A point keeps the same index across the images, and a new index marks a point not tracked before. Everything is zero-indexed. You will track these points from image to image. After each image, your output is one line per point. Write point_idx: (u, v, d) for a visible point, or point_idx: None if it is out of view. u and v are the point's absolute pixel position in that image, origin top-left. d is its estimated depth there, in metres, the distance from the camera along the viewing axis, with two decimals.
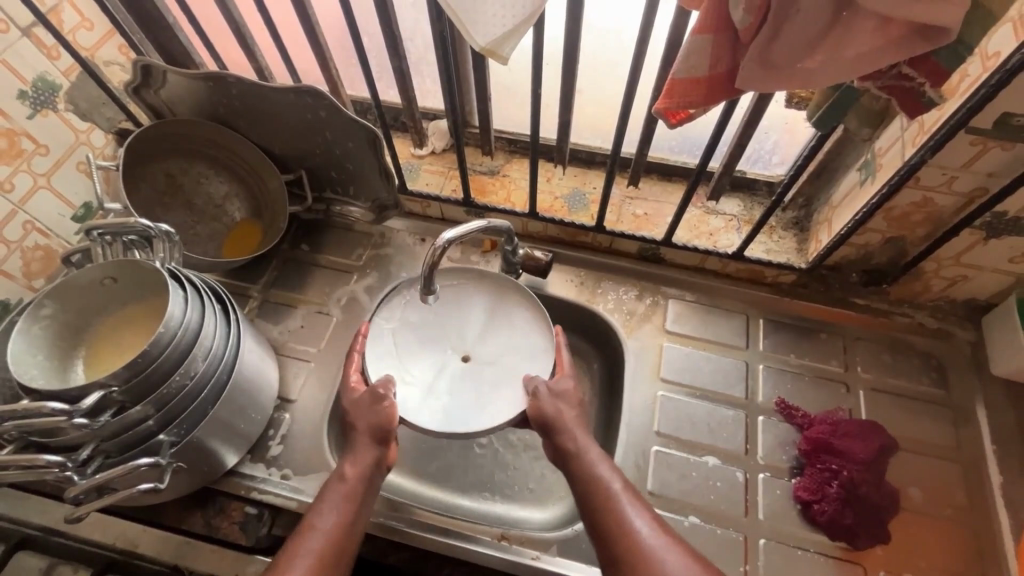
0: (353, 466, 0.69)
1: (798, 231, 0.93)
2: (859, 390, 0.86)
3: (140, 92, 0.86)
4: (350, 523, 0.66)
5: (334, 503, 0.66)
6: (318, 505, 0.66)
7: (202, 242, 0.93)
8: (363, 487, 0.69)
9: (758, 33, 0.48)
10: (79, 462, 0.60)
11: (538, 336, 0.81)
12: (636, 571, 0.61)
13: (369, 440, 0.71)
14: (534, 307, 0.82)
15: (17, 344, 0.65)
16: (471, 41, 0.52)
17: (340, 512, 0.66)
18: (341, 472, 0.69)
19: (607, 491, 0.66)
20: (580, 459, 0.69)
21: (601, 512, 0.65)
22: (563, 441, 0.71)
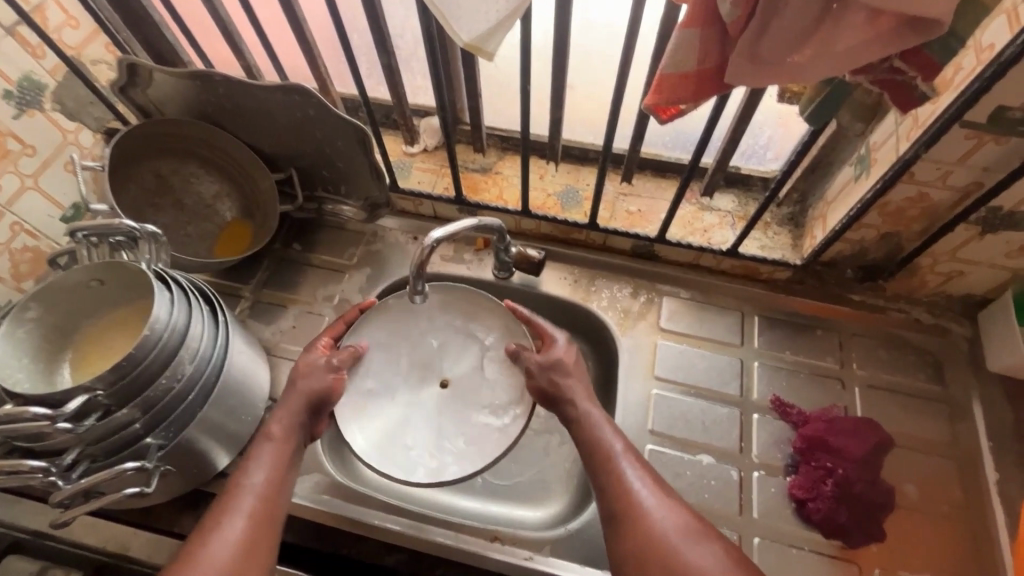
0: (279, 424, 0.70)
1: (793, 227, 0.92)
2: (854, 386, 0.85)
3: (127, 91, 0.85)
4: (278, 479, 0.66)
5: (264, 462, 0.66)
6: (245, 465, 0.66)
7: (193, 242, 0.92)
8: (293, 447, 0.69)
9: (746, 27, 0.47)
10: (64, 466, 0.59)
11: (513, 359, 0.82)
12: (631, 522, 0.62)
13: (297, 401, 0.72)
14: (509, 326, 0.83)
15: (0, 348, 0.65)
16: (455, 37, 0.51)
17: (270, 470, 0.66)
18: (268, 431, 0.69)
19: (605, 443, 0.68)
20: (581, 417, 0.71)
21: (597, 465, 0.67)
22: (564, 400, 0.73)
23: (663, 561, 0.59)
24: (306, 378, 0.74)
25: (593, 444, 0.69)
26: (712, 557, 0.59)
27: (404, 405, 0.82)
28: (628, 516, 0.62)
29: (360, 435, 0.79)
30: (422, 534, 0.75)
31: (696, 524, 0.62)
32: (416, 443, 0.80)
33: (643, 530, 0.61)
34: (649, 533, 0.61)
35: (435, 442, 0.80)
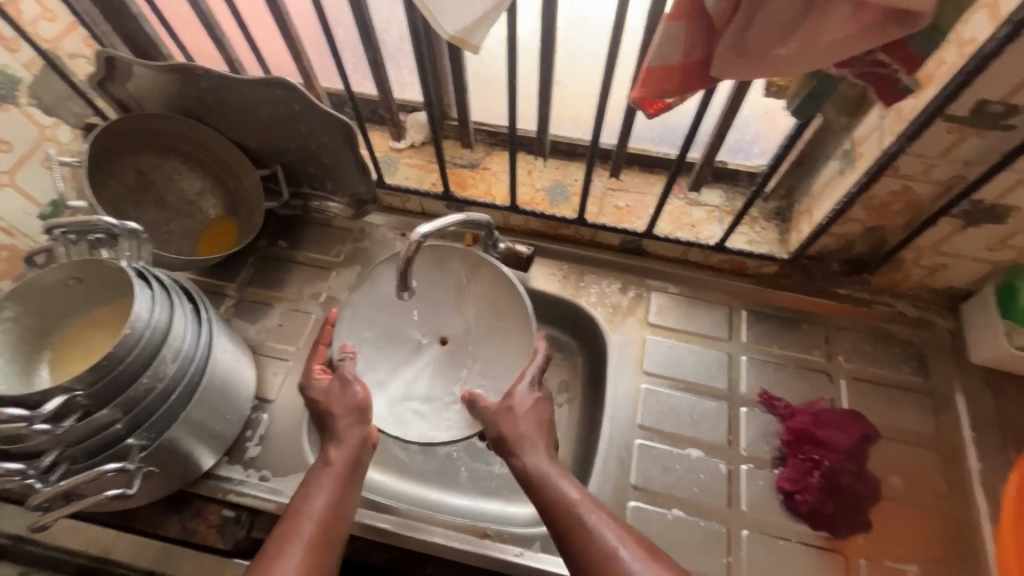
0: (338, 449, 0.69)
1: (780, 222, 0.92)
2: (840, 379, 0.86)
3: (106, 85, 0.84)
4: (337, 509, 0.64)
5: (326, 487, 0.65)
6: (304, 492, 0.65)
7: (176, 240, 0.90)
8: (351, 470, 0.68)
9: (731, 20, 0.47)
10: (42, 468, 0.58)
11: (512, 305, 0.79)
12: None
13: (354, 424, 0.70)
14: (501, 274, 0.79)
15: None
16: (439, 30, 0.50)
17: (329, 495, 0.64)
18: (326, 457, 0.68)
19: (568, 503, 0.63)
20: (537, 476, 0.67)
21: (566, 527, 0.62)
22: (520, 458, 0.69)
23: None
24: (344, 394, 0.72)
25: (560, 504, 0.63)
26: None
27: (404, 369, 0.81)
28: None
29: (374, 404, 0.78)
30: (411, 532, 0.74)
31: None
32: (424, 402, 0.79)
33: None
34: None
35: (440, 406, 0.79)
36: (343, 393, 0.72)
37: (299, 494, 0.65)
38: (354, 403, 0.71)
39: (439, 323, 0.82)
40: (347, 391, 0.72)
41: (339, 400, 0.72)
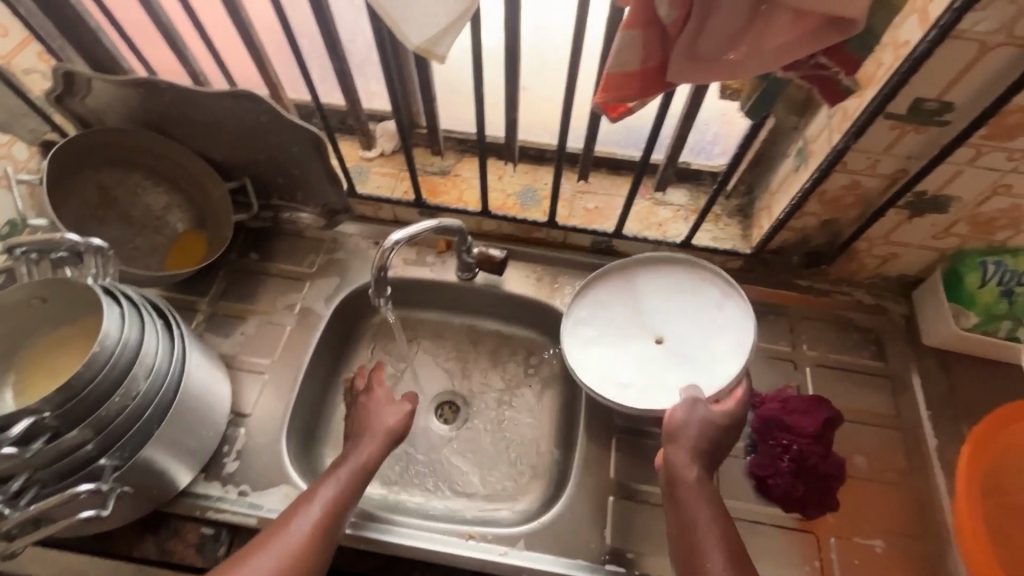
0: (371, 449, 0.73)
1: (742, 218, 0.96)
2: (805, 366, 0.90)
3: (64, 101, 0.82)
4: (340, 511, 0.67)
5: (336, 480, 0.69)
6: (319, 482, 0.69)
7: (143, 256, 0.89)
8: (364, 472, 0.72)
9: (684, 27, 0.50)
10: (10, 494, 0.57)
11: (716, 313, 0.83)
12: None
13: (389, 434, 0.76)
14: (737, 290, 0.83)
15: None
16: (405, 42, 0.52)
17: (333, 495, 0.68)
18: (353, 449, 0.73)
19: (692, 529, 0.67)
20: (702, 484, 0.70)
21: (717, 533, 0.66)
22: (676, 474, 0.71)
23: None
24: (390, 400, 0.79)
25: (691, 527, 0.67)
26: None
27: (616, 350, 0.83)
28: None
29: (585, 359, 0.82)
30: (393, 538, 0.74)
31: None
32: (625, 380, 0.80)
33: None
34: None
35: (630, 383, 0.80)
36: (389, 405, 0.78)
37: (317, 484, 0.69)
38: (391, 417, 0.77)
39: (661, 322, 0.85)
40: (391, 405, 0.78)
41: (384, 407, 0.78)
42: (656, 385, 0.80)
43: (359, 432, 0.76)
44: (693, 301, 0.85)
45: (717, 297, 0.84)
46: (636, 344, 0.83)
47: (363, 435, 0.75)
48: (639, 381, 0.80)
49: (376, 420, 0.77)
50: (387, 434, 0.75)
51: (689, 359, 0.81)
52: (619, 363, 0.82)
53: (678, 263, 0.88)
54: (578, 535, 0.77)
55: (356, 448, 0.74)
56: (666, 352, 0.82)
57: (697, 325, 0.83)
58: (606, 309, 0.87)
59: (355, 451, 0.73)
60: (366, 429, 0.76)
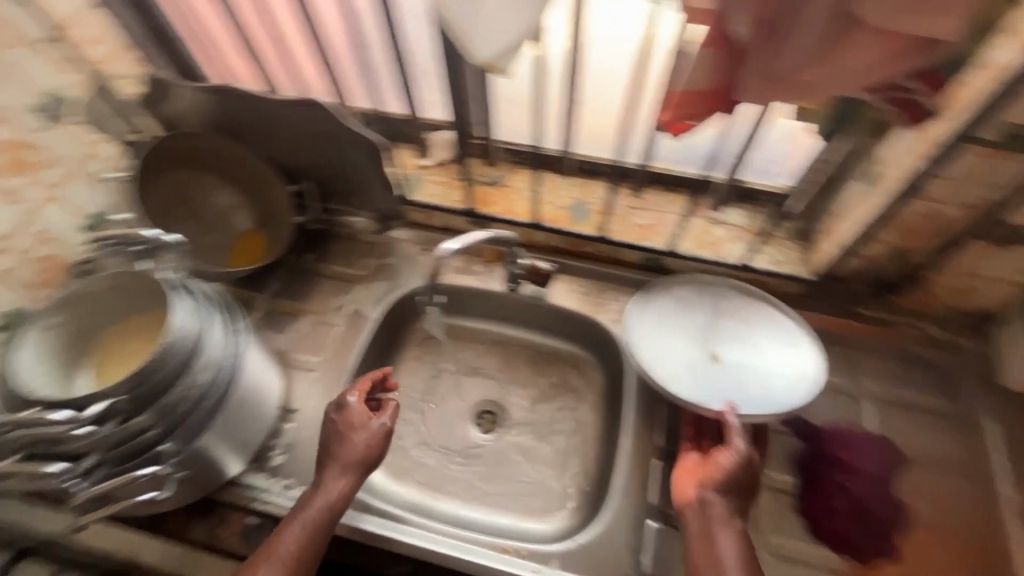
0: (340, 485, 0.71)
1: (803, 242, 0.92)
2: (865, 402, 0.85)
3: (155, 105, 0.89)
4: (308, 556, 0.66)
5: (301, 523, 0.68)
6: (282, 529, 0.67)
7: (211, 252, 0.94)
8: (332, 511, 0.70)
9: (760, 46, 0.48)
10: (83, 470, 0.60)
11: (779, 353, 0.83)
12: None
13: (355, 471, 0.72)
14: (812, 335, 0.83)
15: (30, 351, 0.65)
16: (473, 56, 0.53)
17: (300, 538, 0.67)
18: (320, 484, 0.71)
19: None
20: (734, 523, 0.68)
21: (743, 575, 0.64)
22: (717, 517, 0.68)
23: None
24: (359, 427, 0.74)
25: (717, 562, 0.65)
26: None
27: (675, 347, 0.84)
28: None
29: (648, 342, 0.84)
30: (424, 543, 0.75)
31: None
32: (675, 373, 0.81)
33: None
34: None
35: (678, 379, 0.81)
36: (357, 434, 0.74)
37: (279, 538, 0.66)
38: (363, 444, 0.73)
39: (722, 341, 0.85)
40: (366, 429, 0.74)
41: (352, 437, 0.74)
42: (705, 390, 0.80)
43: (321, 469, 0.72)
44: (762, 334, 0.85)
45: (784, 335, 0.84)
46: (692, 355, 0.84)
47: (326, 472, 0.72)
48: (690, 383, 0.80)
49: (344, 452, 0.73)
50: (359, 464, 0.72)
51: (738, 385, 0.80)
52: (673, 360, 0.83)
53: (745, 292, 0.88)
54: (616, 558, 0.75)
55: (320, 485, 0.71)
56: (720, 368, 0.82)
57: (755, 355, 0.83)
58: (677, 312, 0.88)
59: (318, 494, 0.70)
60: (330, 467, 0.72)
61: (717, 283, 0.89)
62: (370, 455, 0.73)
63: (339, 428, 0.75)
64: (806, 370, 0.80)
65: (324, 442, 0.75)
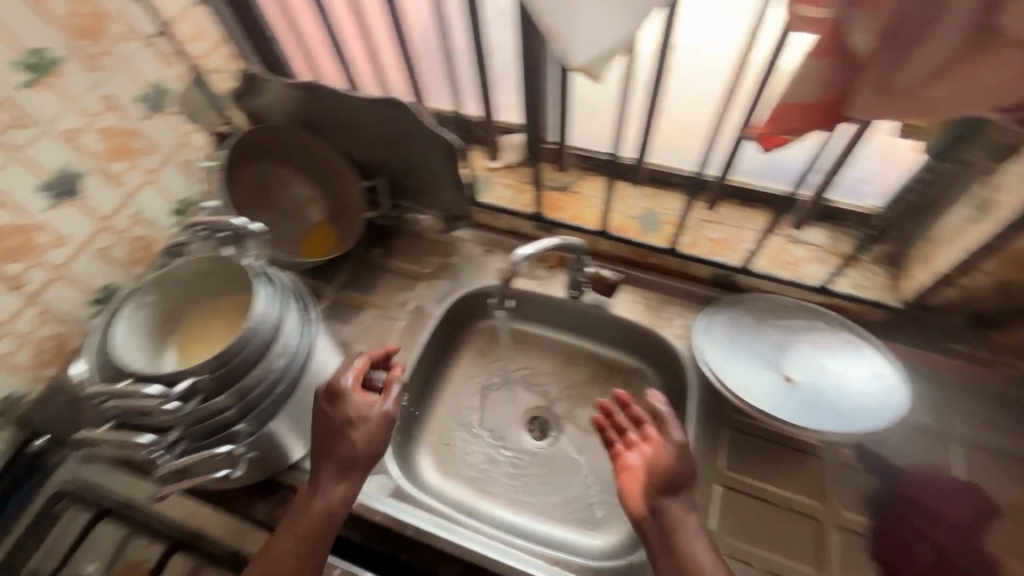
0: (342, 490, 0.69)
1: (891, 267, 0.87)
2: (953, 445, 0.78)
3: (245, 98, 0.93)
4: (305, 564, 0.66)
5: (300, 532, 0.67)
6: (279, 536, 0.67)
7: (286, 241, 0.98)
8: (333, 517, 0.68)
9: (879, 59, 0.45)
10: (167, 444, 0.63)
11: (860, 378, 0.78)
12: None
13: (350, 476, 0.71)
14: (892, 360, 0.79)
15: (123, 326, 0.69)
16: (568, 59, 0.51)
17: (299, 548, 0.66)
18: (318, 488, 0.69)
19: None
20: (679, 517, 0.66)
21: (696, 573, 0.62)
22: (671, 518, 0.66)
23: None
24: (360, 424, 0.71)
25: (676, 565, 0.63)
26: None
27: (744, 365, 0.81)
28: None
29: (714, 357, 0.82)
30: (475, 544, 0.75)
31: None
32: (745, 389, 0.78)
33: None
34: None
35: (750, 397, 0.78)
36: (356, 430, 0.71)
37: (276, 548, 0.66)
38: (364, 438, 0.71)
39: (795, 362, 0.80)
40: (365, 421, 0.71)
41: (351, 434, 0.71)
42: (778, 409, 0.76)
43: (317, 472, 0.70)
44: (839, 355, 0.80)
45: (863, 357, 0.80)
46: (765, 374, 0.80)
47: (323, 480, 0.70)
48: (762, 401, 0.77)
49: (342, 453, 0.70)
50: (362, 462, 0.71)
51: (811, 412, 0.76)
52: (743, 378, 0.80)
53: (819, 316, 0.84)
54: None
55: (318, 490, 0.69)
56: (793, 390, 0.78)
57: (832, 378, 0.78)
58: (744, 328, 0.85)
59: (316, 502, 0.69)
60: (326, 471, 0.70)
61: (791, 303, 0.86)
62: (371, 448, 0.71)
63: (337, 419, 0.71)
64: (890, 394, 0.76)
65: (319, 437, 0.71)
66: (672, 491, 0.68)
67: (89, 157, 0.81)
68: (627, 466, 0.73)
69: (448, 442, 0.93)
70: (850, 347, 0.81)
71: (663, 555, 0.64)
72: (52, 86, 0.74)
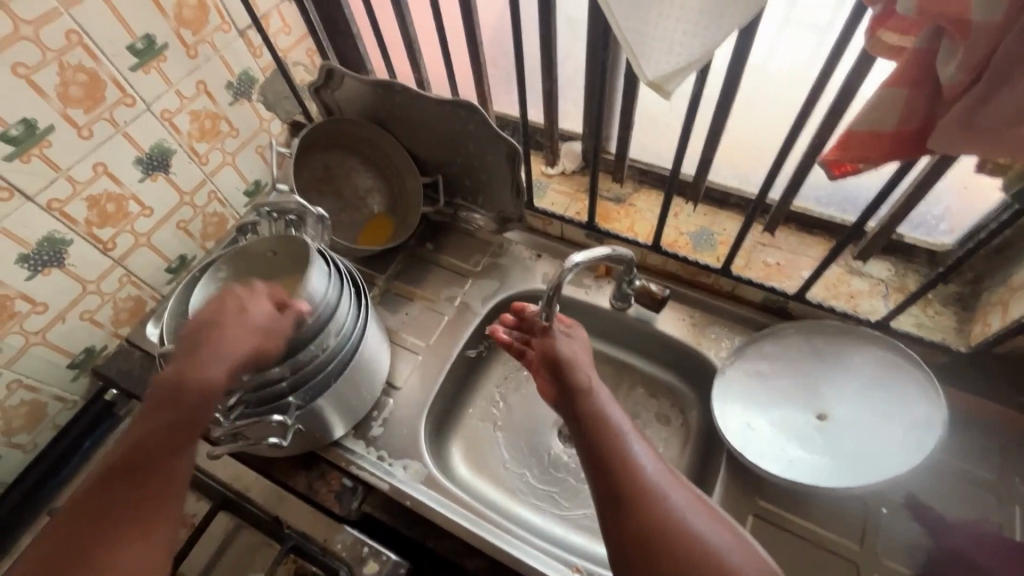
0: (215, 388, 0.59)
1: (960, 309, 0.83)
2: (1015, 505, 0.73)
3: (320, 91, 0.98)
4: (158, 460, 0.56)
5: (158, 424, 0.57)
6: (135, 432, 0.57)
7: (345, 228, 1.02)
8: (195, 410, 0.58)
9: (966, 92, 0.44)
10: (227, 407, 0.68)
11: (901, 425, 0.74)
12: (634, 482, 0.56)
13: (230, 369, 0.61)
14: (939, 397, 0.73)
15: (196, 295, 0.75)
16: (639, 75, 0.52)
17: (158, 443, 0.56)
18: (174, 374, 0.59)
19: (622, 442, 0.60)
20: (580, 392, 0.66)
21: (601, 441, 0.60)
22: (580, 393, 0.66)
23: (668, 528, 0.52)
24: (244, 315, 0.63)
25: (585, 439, 0.61)
26: (712, 528, 0.53)
27: (769, 399, 0.81)
28: (675, 552, 0.51)
29: (738, 388, 0.82)
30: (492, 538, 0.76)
31: (697, 501, 0.55)
32: (764, 425, 0.79)
33: (643, 489, 0.55)
34: (646, 488, 0.55)
35: (767, 433, 0.78)
36: (232, 325, 0.62)
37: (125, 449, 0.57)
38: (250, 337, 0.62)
39: (828, 399, 0.79)
40: (245, 320, 0.62)
41: (233, 326, 0.62)
42: (797, 449, 0.77)
43: (185, 359, 0.59)
44: (877, 397, 0.78)
45: (903, 397, 0.76)
46: (793, 410, 0.80)
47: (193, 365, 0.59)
48: (777, 439, 0.78)
49: (217, 348, 0.60)
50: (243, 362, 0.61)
51: (831, 458, 0.75)
52: (765, 412, 0.80)
53: (868, 348, 0.80)
54: None
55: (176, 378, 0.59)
56: (817, 429, 0.78)
57: (867, 419, 0.77)
58: (779, 357, 0.83)
59: (182, 391, 0.58)
60: (194, 360, 0.59)
61: (846, 332, 0.81)
62: (253, 350, 0.62)
63: (223, 311, 0.63)
64: (925, 438, 0.72)
65: (194, 330, 0.61)
66: (573, 372, 0.69)
67: (180, 137, 0.88)
68: (536, 370, 0.74)
69: (480, 438, 0.95)
70: (898, 387, 0.77)
71: (582, 440, 0.62)
72: (155, 70, 0.81)
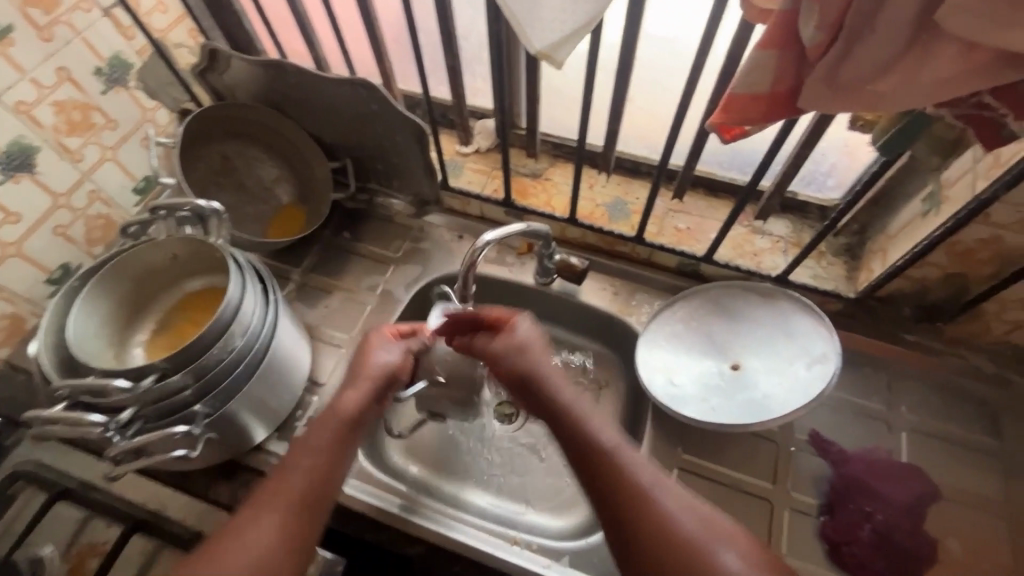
0: (355, 397, 0.67)
1: (849, 258, 0.89)
2: (900, 430, 0.81)
3: (206, 74, 0.90)
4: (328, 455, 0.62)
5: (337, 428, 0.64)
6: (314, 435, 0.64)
7: (249, 223, 0.95)
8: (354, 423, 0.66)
9: (829, 51, 0.46)
10: (121, 423, 0.63)
11: (801, 368, 0.79)
12: (639, 512, 0.55)
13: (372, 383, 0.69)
14: (830, 337, 0.79)
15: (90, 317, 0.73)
16: (527, 45, 0.51)
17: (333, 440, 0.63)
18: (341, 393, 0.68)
19: (620, 466, 0.58)
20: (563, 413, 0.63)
21: (599, 473, 0.58)
22: (557, 408, 0.64)
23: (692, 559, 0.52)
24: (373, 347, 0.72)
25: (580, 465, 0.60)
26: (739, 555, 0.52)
27: (689, 355, 0.84)
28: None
29: (661, 350, 0.84)
30: (431, 524, 0.76)
31: (718, 525, 0.54)
32: (685, 381, 0.82)
33: (656, 520, 0.54)
34: (660, 519, 0.54)
35: (687, 388, 0.81)
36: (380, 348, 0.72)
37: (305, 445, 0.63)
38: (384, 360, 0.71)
39: (741, 350, 0.83)
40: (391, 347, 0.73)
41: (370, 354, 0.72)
42: (718, 400, 0.80)
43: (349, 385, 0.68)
44: (786, 344, 0.82)
45: (807, 344, 0.81)
46: (711, 363, 0.83)
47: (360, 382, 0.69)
48: (696, 392, 0.81)
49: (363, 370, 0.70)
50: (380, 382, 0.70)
51: (745, 403, 0.79)
52: (687, 368, 0.83)
53: (773, 302, 0.85)
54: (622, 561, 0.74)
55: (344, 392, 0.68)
56: (734, 379, 0.81)
57: (777, 366, 0.81)
58: (695, 316, 0.86)
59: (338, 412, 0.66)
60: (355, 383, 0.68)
61: (751, 288, 0.86)
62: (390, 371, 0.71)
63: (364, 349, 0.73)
64: (824, 379, 0.76)
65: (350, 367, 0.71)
66: (544, 389, 0.65)
67: (44, 132, 0.78)
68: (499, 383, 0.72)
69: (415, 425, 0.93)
70: (801, 335, 0.82)
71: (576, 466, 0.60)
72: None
